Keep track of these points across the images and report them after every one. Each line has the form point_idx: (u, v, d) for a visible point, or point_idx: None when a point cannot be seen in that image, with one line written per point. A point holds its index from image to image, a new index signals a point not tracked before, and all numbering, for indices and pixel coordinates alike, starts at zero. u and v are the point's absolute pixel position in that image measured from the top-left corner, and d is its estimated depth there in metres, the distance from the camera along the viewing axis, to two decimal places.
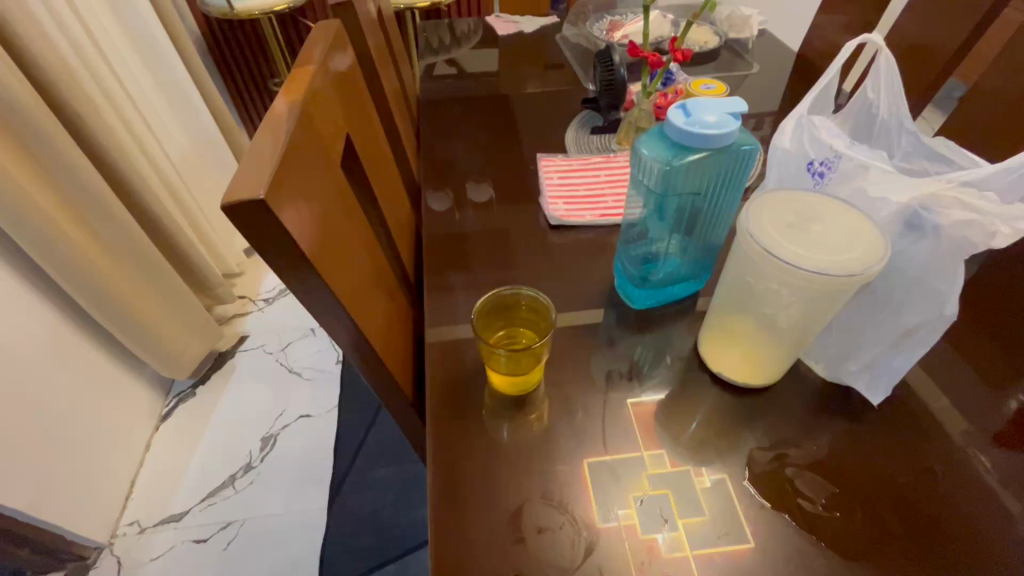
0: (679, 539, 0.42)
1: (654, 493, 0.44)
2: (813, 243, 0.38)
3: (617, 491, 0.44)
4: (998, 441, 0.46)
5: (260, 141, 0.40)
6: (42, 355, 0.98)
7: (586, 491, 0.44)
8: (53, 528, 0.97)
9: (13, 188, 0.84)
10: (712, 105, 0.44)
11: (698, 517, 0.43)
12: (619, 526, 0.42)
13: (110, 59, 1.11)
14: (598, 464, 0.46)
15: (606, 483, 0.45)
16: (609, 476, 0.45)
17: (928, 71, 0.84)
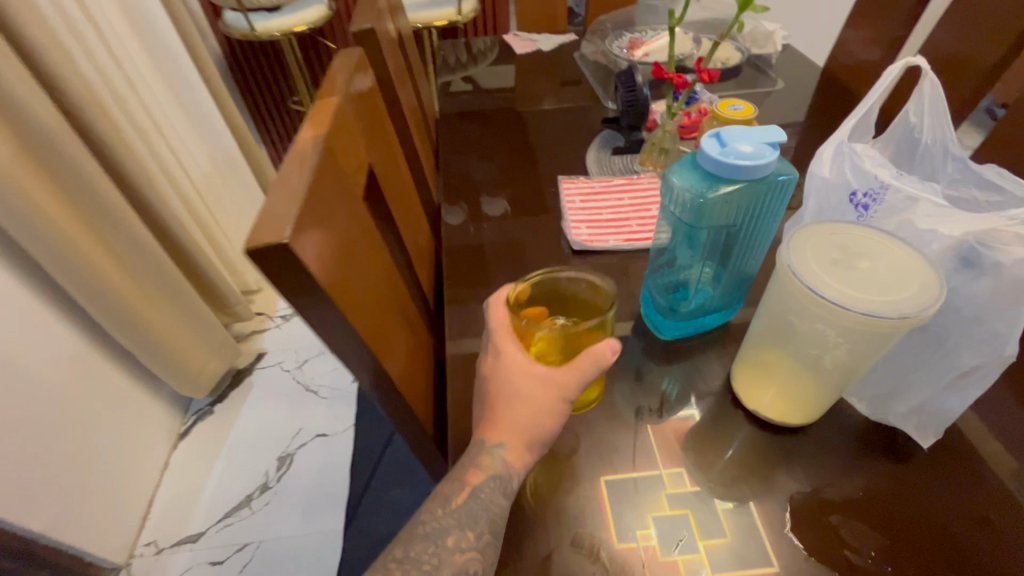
0: (698, 559, 0.41)
1: (673, 513, 0.44)
2: (861, 282, 0.36)
3: (635, 509, 0.44)
4: None
5: (284, 178, 0.39)
6: (64, 375, 0.99)
7: (603, 507, 0.44)
8: (73, 549, 0.97)
9: (37, 210, 0.85)
10: (747, 135, 0.42)
11: (719, 539, 0.42)
12: (637, 545, 0.42)
13: (134, 82, 1.13)
14: (618, 481, 0.45)
15: (625, 500, 0.44)
16: (630, 494, 0.45)
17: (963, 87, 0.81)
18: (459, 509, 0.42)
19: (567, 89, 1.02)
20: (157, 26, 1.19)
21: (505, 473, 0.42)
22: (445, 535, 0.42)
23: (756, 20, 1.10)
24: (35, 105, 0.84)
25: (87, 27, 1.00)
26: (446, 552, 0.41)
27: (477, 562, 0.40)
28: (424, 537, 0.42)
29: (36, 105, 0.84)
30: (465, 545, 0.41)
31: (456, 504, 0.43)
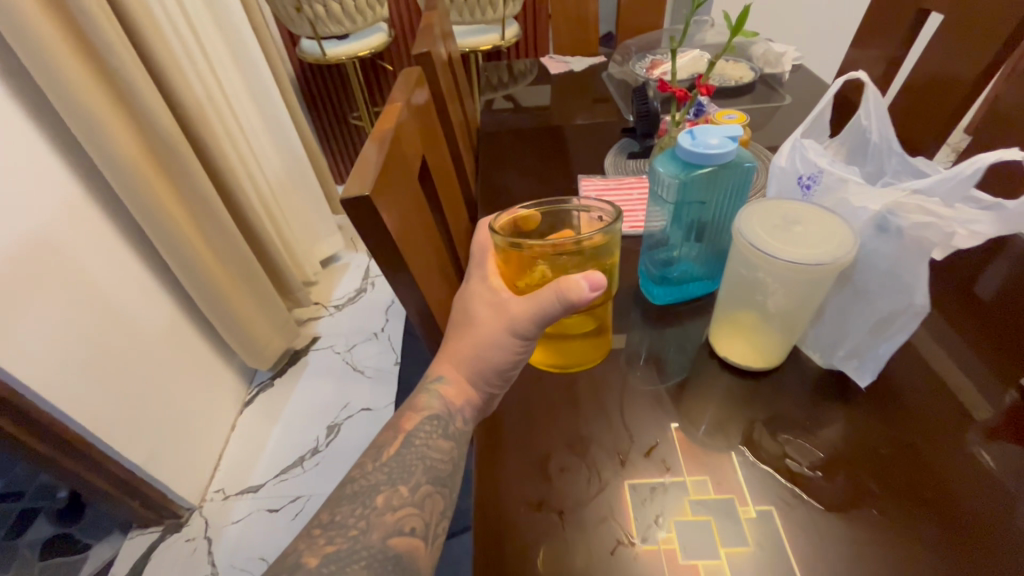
0: (720, 565, 0.45)
1: (696, 519, 0.48)
2: (792, 239, 0.47)
3: (659, 515, 0.48)
4: (990, 434, 0.51)
5: (365, 154, 0.53)
6: (162, 338, 1.18)
7: (627, 511, 0.48)
8: (159, 486, 1.14)
9: (154, 198, 1.05)
10: (714, 131, 0.54)
11: (741, 547, 0.46)
12: (660, 549, 0.46)
13: (229, 98, 1.34)
14: (640, 486, 0.50)
15: (647, 505, 0.48)
16: (651, 500, 0.49)
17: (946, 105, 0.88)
18: (392, 463, 0.50)
19: (597, 105, 1.15)
20: (249, 51, 1.41)
21: (443, 414, 0.53)
22: (375, 494, 0.48)
23: (770, 43, 1.20)
24: (160, 112, 1.03)
25: (197, 53, 1.22)
26: (376, 513, 0.47)
27: (414, 517, 0.47)
28: (351, 501, 0.48)
29: (160, 112, 1.03)
30: (398, 502, 0.47)
31: (389, 457, 0.50)
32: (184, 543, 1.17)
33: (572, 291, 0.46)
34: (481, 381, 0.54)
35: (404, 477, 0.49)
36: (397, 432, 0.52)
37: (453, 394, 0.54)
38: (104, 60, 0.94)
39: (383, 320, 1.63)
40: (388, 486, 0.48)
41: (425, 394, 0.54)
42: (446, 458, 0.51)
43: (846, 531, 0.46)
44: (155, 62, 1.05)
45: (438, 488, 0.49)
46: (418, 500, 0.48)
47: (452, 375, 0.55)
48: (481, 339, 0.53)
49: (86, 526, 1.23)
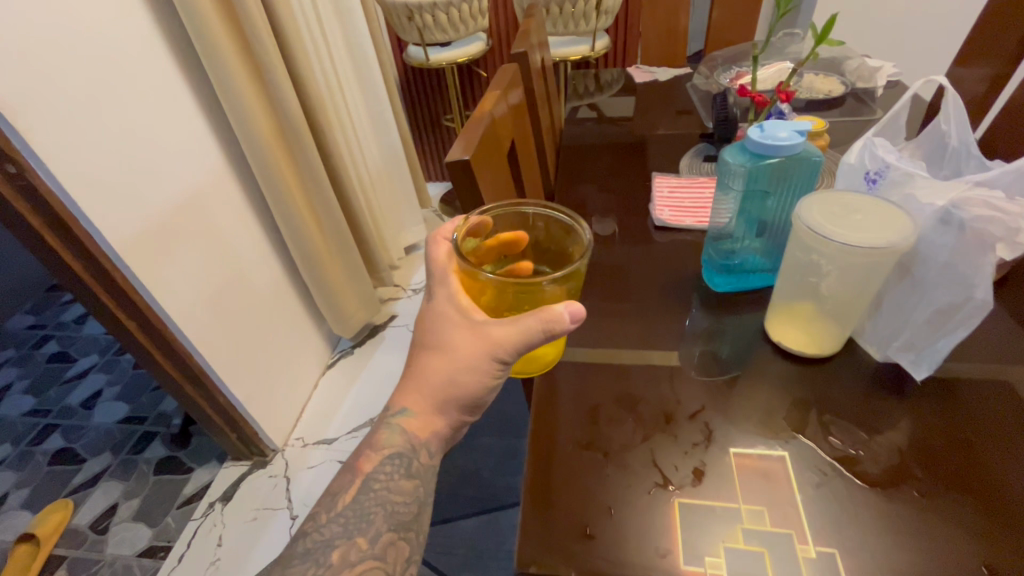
0: None
1: (747, 548, 0.47)
2: (849, 225, 0.50)
3: (709, 538, 0.47)
4: None
5: (470, 127, 0.61)
6: (269, 296, 1.35)
7: (674, 532, 0.48)
8: (254, 425, 1.31)
9: (278, 173, 1.22)
10: (784, 125, 0.57)
11: None
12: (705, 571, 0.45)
13: (343, 93, 1.53)
14: (689, 507, 0.49)
15: (696, 529, 0.48)
16: (700, 523, 0.48)
17: None
18: (347, 518, 0.56)
19: (681, 118, 1.19)
20: (364, 52, 1.59)
21: (406, 452, 0.59)
22: (330, 550, 0.55)
23: (863, 58, 1.19)
24: (291, 102, 1.21)
25: (322, 52, 1.40)
26: (334, 568, 0.54)
27: (376, 569, 0.54)
28: (303, 558, 0.55)
29: (291, 101, 1.21)
30: (357, 557, 0.54)
31: (343, 508, 0.57)
32: (267, 479, 1.33)
33: (560, 326, 0.50)
34: (450, 408, 0.60)
35: (363, 528, 0.56)
36: (354, 477, 0.59)
37: (416, 427, 0.60)
38: (254, 55, 1.13)
39: None
40: (344, 541, 0.55)
41: (382, 433, 0.61)
42: (406, 500, 0.58)
43: (881, 506, 0.48)
44: (292, 58, 1.23)
45: (399, 534, 0.56)
46: (379, 551, 0.55)
47: (417, 409, 0.60)
48: (452, 364, 0.57)
49: (191, 452, 1.43)
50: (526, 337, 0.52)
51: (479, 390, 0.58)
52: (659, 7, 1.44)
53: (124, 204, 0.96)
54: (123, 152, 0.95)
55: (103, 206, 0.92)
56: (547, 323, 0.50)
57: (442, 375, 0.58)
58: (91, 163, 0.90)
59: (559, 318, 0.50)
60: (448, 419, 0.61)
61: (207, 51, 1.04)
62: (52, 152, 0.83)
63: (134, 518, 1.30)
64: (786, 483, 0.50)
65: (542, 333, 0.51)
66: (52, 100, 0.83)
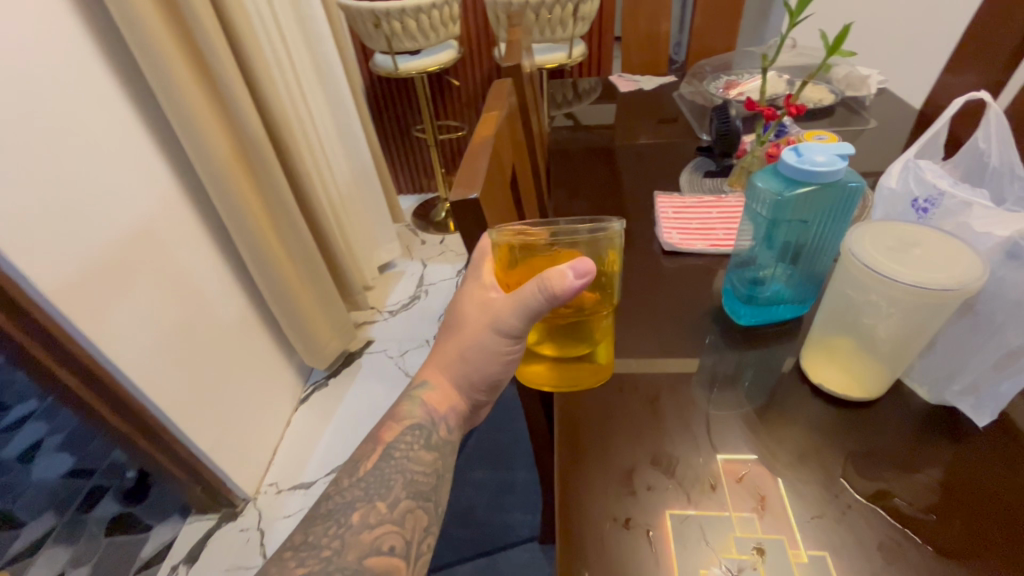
0: None
1: (742, 558, 0.45)
2: (912, 262, 0.45)
3: (703, 548, 0.45)
4: None
5: (473, 158, 0.54)
6: (233, 329, 1.23)
7: (668, 548, 0.45)
8: (220, 475, 1.18)
9: (240, 196, 1.11)
10: (823, 148, 0.52)
11: None
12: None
13: (308, 106, 1.42)
14: (682, 518, 0.47)
15: (691, 539, 0.46)
16: (696, 533, 0.46)
17: None
18: (368, 479, 0.51)
19: (664, 126, 1.14)
20: (331, 63, 1.49)
21: (426, 424, 0.55)
22: (350, 512, 0.49)
23: (852, 67, 1.17)
24: (253, 120, 1.09)
25: (285, 63, 1.29)
26: (353, 532, 0.48)
27: (394, 534, 0.49)
28: (325, 520, 0.49)
29: (253, 120, 1.10)
30: (376, 520, 0.49)
31: (365, 472, 0.52)
32: (238, 533, 1.20)
33: (560, 283, 0.45)
34: (465, 384, 0.57)
35: (382, 493, 0.51)
36: (376, 444, 0.54)
37: (435, 401, 0.56)
38: (210, 69, 1.01)
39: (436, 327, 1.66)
40: (364, 503, 0.50)
41: (407, 404, 0.56)
42: (426, 469, 0.53)
43: None
44: (252, 72, 1.12)
45: (419, 502, 0.51)
46: (398, 516, 0.50)
47: (437, 381, 0.58)
48: (463, 342, 0.55)
49: (150, 506, 1.29)
50: (523, 311, 0.48)
51: (495, 369, 0.55)
52: (639, 14, 1.40)
53: (61, 242, 0.83)
54: (59, 182, 0.83)
55: (33, 247, 0.79)
56: (547, 280, 0.45)
57: (454, 350, 0.56)
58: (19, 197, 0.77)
59: (562, 272, 0.44)
60: (465, 396, 0.58)
61: (155, 62, 0.93)
62: None
63: None
64: (834, 545, 0.45)
65: (540, 297, 0.46)
66: None
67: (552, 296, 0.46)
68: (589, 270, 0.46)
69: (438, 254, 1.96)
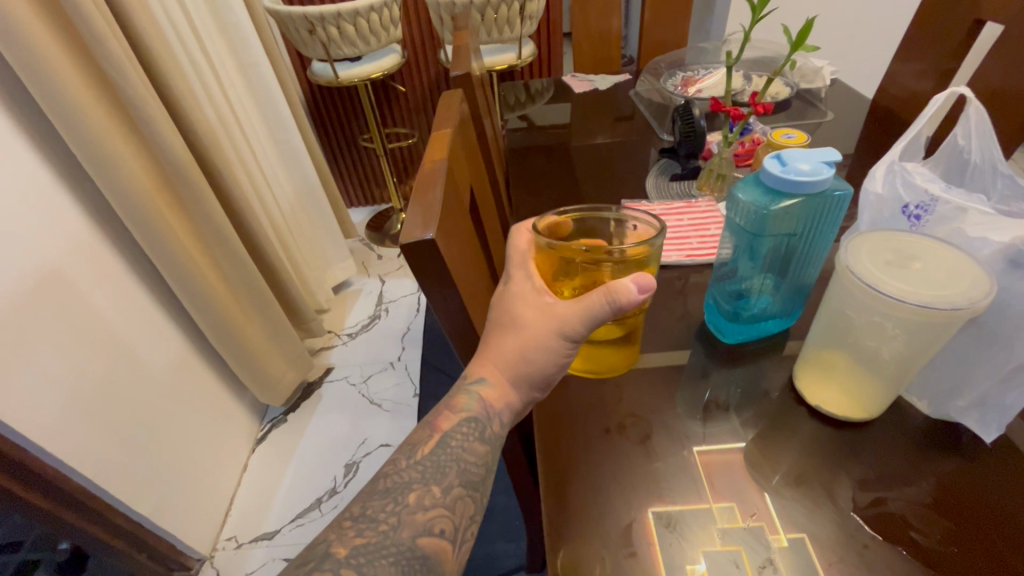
0: None
1: (725, 547, 0.44)
2: (915, 279, 0.42)
3: (685, 542, 0.45)
4: None
5: (425, 189, 0.47)
6: (170, 373, 1.11)
7: (653, 553, 0.44)
8: (168, 537, 1.06)
9: (165, 227, 0.99)
10: (806, 156, 0.49)
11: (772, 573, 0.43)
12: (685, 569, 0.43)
13: (240, 123, 1.30)
14: (662, 515, 0.46)
15: (671, 539, 0.45)
16: (676, 536, 0.45)
17: (1001, 128, 0.84)
18: (425, 461, 0.45)
19: (620, 124, 1.10)
20: (263, 74, 1.37)
21: (482, 417, 0.48)
22: (406, 491, 0.43)
23: (807, 60, 1.18)
24: (175, 141, 0.98)
25: (210, 78, 1.18)
26: (408, 511, 0.42)
27: (445, 518, 0.43)
28: (382, 495, 0.43)
29: (175, 142, 0.98)
30: (430, 502, 0.43)
31: (423, 455, 0.45)
32: None
33: (625, 298, 0.45)
34: (525, 383, 0.50)
35: (437, 476, 0.44)
36: (432, 430, 0.47)
37: (493, 397, 0.49)
38: (116, 89, 0.90)
39: (400, 348, 1.58)
40: (420, 485, 0.44)
41: (464, 393, 0.49)
42: (481, 461, 0.47)
43: None
44: (170, 90, 1.00)
45: (471, 491, 0.45)
46: (450, 501, 0.44)
47: (494, 376, 0.50)
48: (529, 341, 0.49)
49: None
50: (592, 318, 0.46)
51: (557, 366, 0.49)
52: (588, 11, 1.36)
53: None
54: None
55: None
56: (612, 293, 0.45)
57: (516, 347, 0.49)
58: None
59: (626, 287, 0.44)
60: (524, 395, 0.50)
61: (49, 83, 0.81)
62: None
63: None
64: None
65: (608, 309, 0.45)
66: None
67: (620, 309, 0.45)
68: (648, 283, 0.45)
69: (397, 269, 1.87)
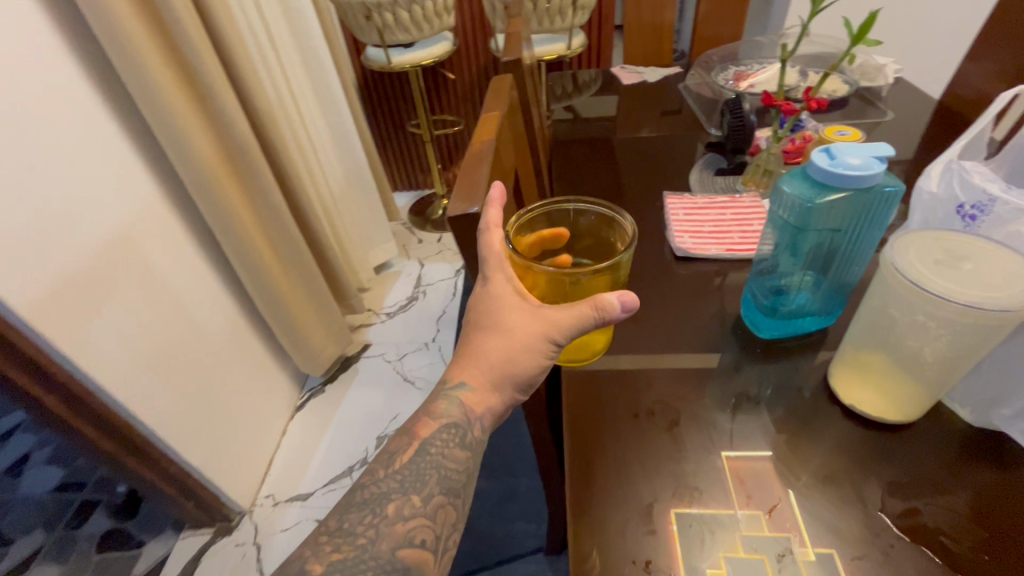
0: None
1: (748, 556, 0.43)
2: (964, 279, 0.41)
3: (707, 550, 0.44)
4: None
5: (473, 166, 0.51)
6: (222, 337, 1.18)
7: (672, 541, 0.44)
8: (214, 489, 1.14)
9: (225, 199, 1.06)
10: (855, 150, 0.48)
11: None
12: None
13: (297, 103, 1.36)
14: (684, 518, 0.46)
15: (693, 538, 0.45)
16: (697, 538, 0.45)
17: None
18: (403, 471, 0.46)
19: (667, 118, 1.09)
20: (320, 57, 1.43)
21: (461, 422, 0.48)
22: (385, 502, 0.44)
23: (870, 55, 1.13)
24: (238, 118, 1.04)
25: (272, 59, 1.24)
26: (386, 522, 0.43)
27: (426, 528, 0.44)
28: (360, 506, 0.44)
29: (238, 119, 1.04)
30: (410, 512, 0.44)
31: (400, 465, 0.46)
32: (233, 548, 1.17)
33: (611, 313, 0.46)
34: (508, 383, 0.50)
35: (417, 485, 0.45)
36: (410, 438, 0.48)
37: (473, 401, 0.49)
38: (190, 67, 0.96)
39: (435, 330, 1.62)
40: (400, 495, 0.44)
41: (442, 400, 0.49)
42: (461, 466, 0.47)
43: None
44: (236, 69, 1.06)
45: (452, 498, 0.46)
46: (431, 510, 0.44)
47: (473, 381, 0.49)
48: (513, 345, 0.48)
49: (142, 524, 1.24)
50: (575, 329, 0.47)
51: (540, 368, 0.49)
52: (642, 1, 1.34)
53: (31, 255, 0.77)
54: (30, 190, 0.78)
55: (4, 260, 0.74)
56: (599, 309, 0.46)
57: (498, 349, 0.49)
58: None
59: (610, 307, 0.45)
60: (505, 398, 0.50)
61: (130, 63, 0.87)
62: None
63: None
64: None
65: (593, 321, 0.47)
66: None
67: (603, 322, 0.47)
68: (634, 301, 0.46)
69: (436, 253, 1.91)
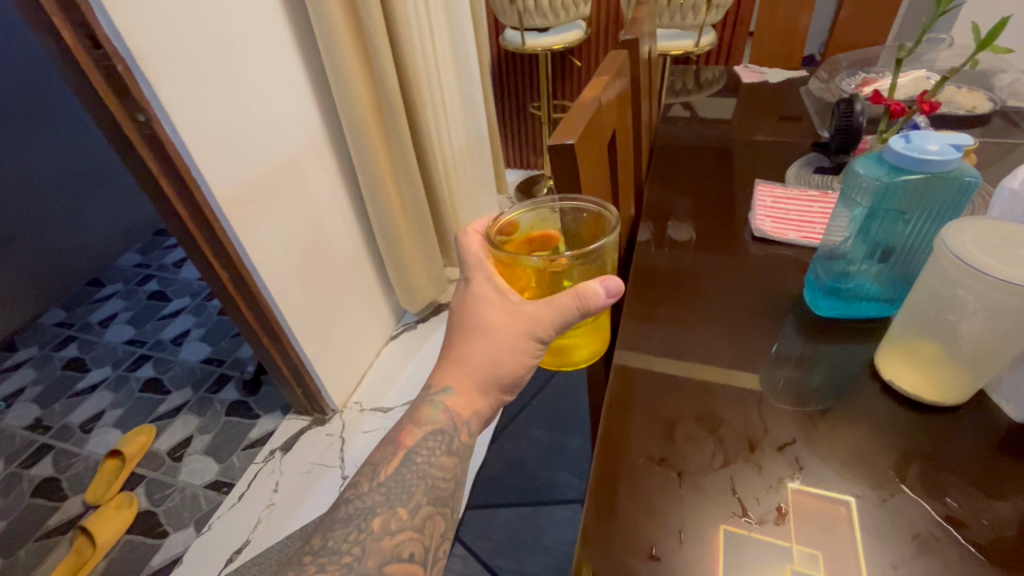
0: None
1: None
2: (1012, 261, 0.44)
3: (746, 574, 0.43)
4: None
5: (579, 114, 0.61)
6: (346, 262, 1.40)
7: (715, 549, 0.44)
8: (319, 383, 1.37)
9: (368, 142, 1.25)
10: (936, 138, 0.51)
11: None
12: None
13: (438, 72, 1.54)
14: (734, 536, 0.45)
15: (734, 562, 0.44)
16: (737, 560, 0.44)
17: None
18: (392, 488, 0.56)
19: (784, 125, 1.10)
20: (464, 33, 1.59)
21: (448, 429, 0.60)
22: (371, 517, 0.54)
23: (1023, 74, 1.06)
24: (389, 77, 1.22)
25: (425, 31, 1.43)
26: (374, 539, 0.53)
27: (413, 542, 0.54)
28: (346, 525, 0.54)
29: (390, 74, 1.22)
30: (397, 527, 0.54)
31: (386, 477, 0.56)
32: (324, 436, 1.39)
33: (593, 299, 0.52)
34: (491, 389, 0.61)
35: (403, 499, 0.55)
36: (397, 448, 0.59)
37: (459, 405, 0.60)
38: (363, 27, 1.15)
39: None
40: (385, 510, 0.54)
41: (427, 408, 0.61)
42: (445, 472, 0.58)
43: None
44: (397, 30, 1.24)
45: (437, 508, 0.56)
46: (417, 523, 0.54)
47: (460, 387, 0.61)
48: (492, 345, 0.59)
49: (260, 400, 1.52)
50: (560, 318, 0.54)
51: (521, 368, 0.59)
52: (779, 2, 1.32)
53: (229, 162, 1.00)
54: (239, 114, 1.01)
55: (214, 161, 0.97)
56: (581, 298, 0.53)
57: (481, 354, 0.60)
58: (206, 117, 0.94)
59: (591, 294, 0.52)
60: (489, 400, 0.62)
61: (322, 22, 1.08)
62: (179, 108, 0.89)
63: (206, 451, 1.40)
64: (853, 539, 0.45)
65: (577, 311, 0.53)
66: (176, 58, 0.87)
67: (586, 307, 0.53)
68: (618, 288, 0.53)
69: None
